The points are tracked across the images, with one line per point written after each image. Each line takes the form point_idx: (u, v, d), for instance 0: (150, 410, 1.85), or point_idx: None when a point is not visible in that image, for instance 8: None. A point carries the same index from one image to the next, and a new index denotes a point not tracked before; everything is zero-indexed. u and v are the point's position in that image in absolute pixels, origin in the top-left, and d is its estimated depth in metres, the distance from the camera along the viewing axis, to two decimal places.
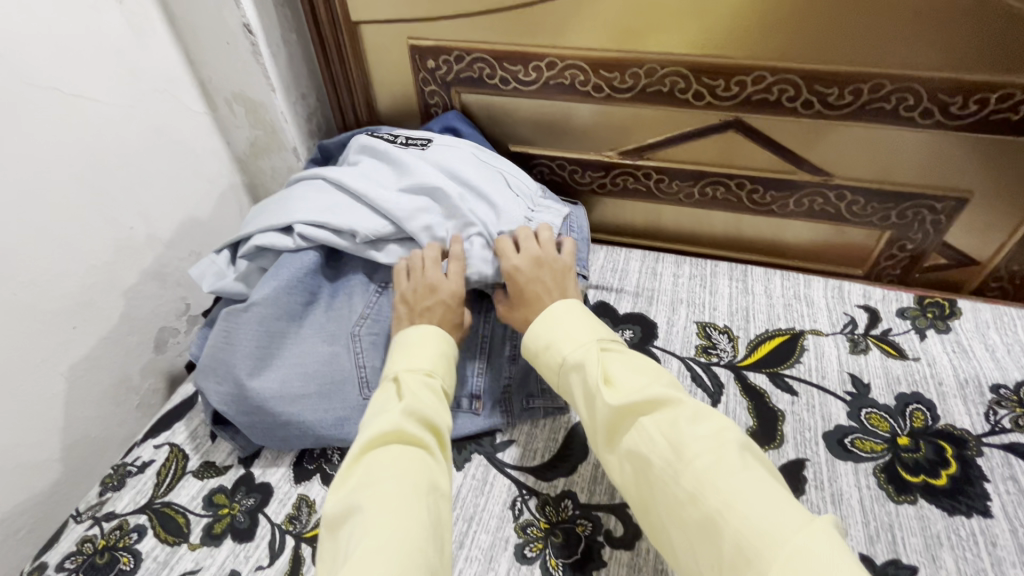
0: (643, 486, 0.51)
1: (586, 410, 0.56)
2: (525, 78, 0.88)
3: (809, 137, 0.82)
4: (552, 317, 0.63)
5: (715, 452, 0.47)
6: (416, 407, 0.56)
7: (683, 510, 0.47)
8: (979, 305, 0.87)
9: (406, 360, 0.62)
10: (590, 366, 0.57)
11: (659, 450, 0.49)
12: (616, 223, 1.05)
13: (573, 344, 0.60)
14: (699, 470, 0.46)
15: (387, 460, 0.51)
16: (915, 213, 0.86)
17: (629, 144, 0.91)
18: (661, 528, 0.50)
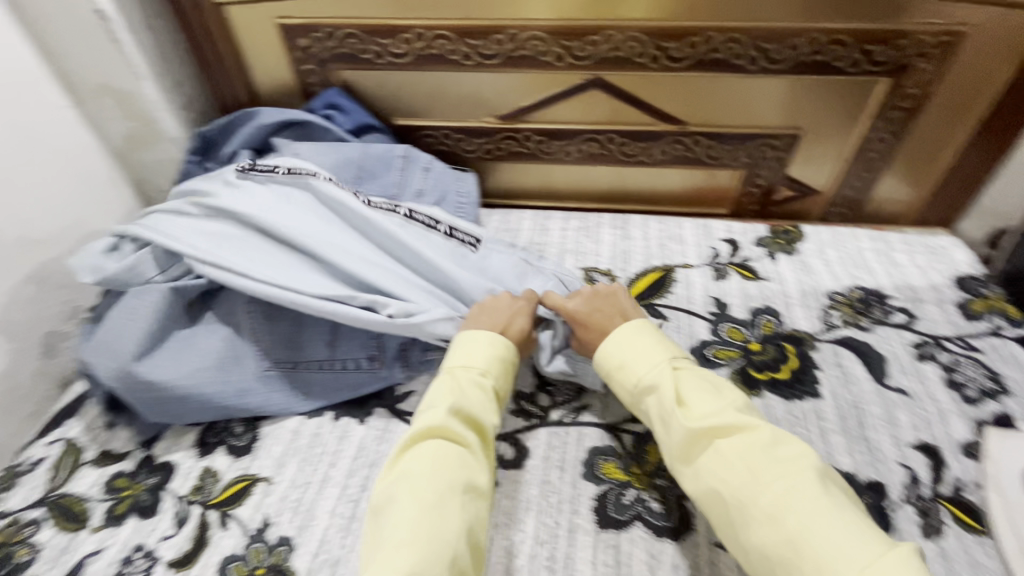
0: (716, 503, 0.55)
1: (665, 430, 0.60)
2: (397, 51, 0.91)
3: (660, 89, 0.90)
4: (626, 337, 0.67)
5: (778, 471, 0.53)
6: (457, 405, 0.61)
7: (756, 528, 0.51)
8: (820, 228, 1.00)
9: (463, 358, 0.67)
10: (664, 387, 0.62)
11: (737, 475, 0.54)
12: (509, 187, 1.11)
13: (659, 367, 0.64)
14: (770, 492, 0.52)
15: (427, 454, 0.57)
16: (760, 151, 0.97)
17: (505, 108, 0.97)
18: (726, 538, 0.54)
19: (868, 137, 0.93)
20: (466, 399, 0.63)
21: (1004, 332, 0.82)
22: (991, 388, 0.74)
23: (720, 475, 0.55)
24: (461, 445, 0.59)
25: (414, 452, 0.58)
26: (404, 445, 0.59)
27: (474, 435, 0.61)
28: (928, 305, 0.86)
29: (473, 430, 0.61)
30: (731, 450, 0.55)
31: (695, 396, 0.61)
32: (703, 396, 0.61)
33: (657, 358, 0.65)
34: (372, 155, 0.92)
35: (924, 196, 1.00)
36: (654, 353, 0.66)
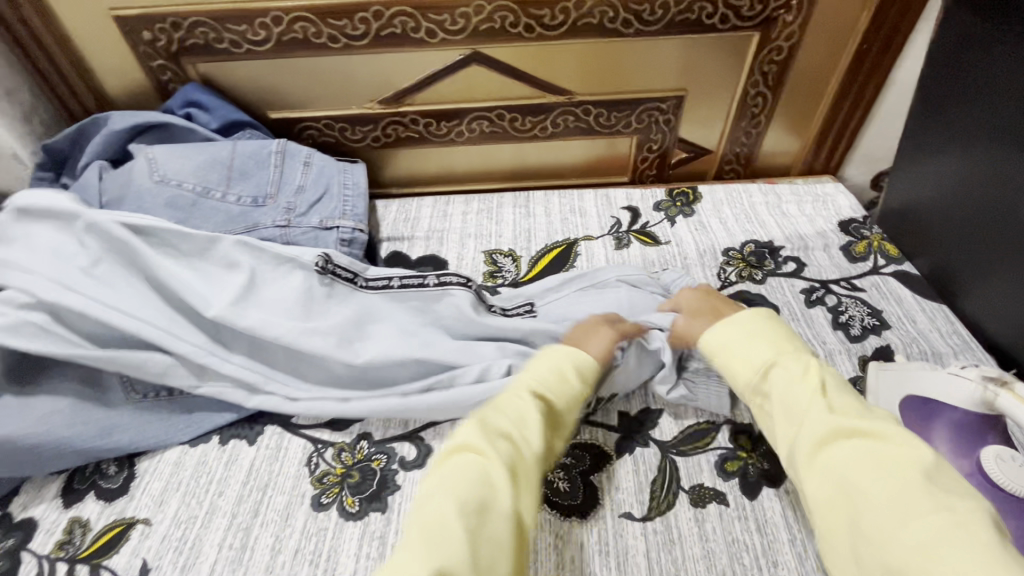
0: (835, 511, 0.47)
1: (788, 427, 0.53)
2: (255, 38, 0.83)
3: (541, 59, 0.88)
4: (754, 331, 0.59)
5: (911, 494, 0.43)
6: (487, 423, 0.54)
7: (886, 552, 0.42)
8: (715, 187, 1.02)
9: (532, 370, 0.60)
10: (793, 378, 0.54)
11: (870, 490, 0.45)
12: (407, 176, 1.06)
13: (521, 387, 0.58)
14: (909, 519, 0.42)
15: (451, 470, 0.50)
16: (649, 116, 0.97)
17: (386, 92, 0.91)
18: (845, 557, 0.45)
19: (749, 93, 0.94)
20: (501, 413, 0.55)
21: (883, 269, 0.86)
22: (872, 324, 0.78)
23: (836, 486, 0.47)
24: (507, 454, 0.52)
25: (444, 470, 0.51)
26: (438, 463, 0.52)
27: (510, 449, 0.52)
28: (816, 252, 0.89)
29: (509, 442, 0.53)
30: (852, 462, 0.47)
31: (529, 431, 0.54)
32: (798, 402, 0.52)
33: (544, 376, 0.60)
34: (243, 152, 0.84)
35: (807, 146, 1.04)
36: (567, 373, 0.60)
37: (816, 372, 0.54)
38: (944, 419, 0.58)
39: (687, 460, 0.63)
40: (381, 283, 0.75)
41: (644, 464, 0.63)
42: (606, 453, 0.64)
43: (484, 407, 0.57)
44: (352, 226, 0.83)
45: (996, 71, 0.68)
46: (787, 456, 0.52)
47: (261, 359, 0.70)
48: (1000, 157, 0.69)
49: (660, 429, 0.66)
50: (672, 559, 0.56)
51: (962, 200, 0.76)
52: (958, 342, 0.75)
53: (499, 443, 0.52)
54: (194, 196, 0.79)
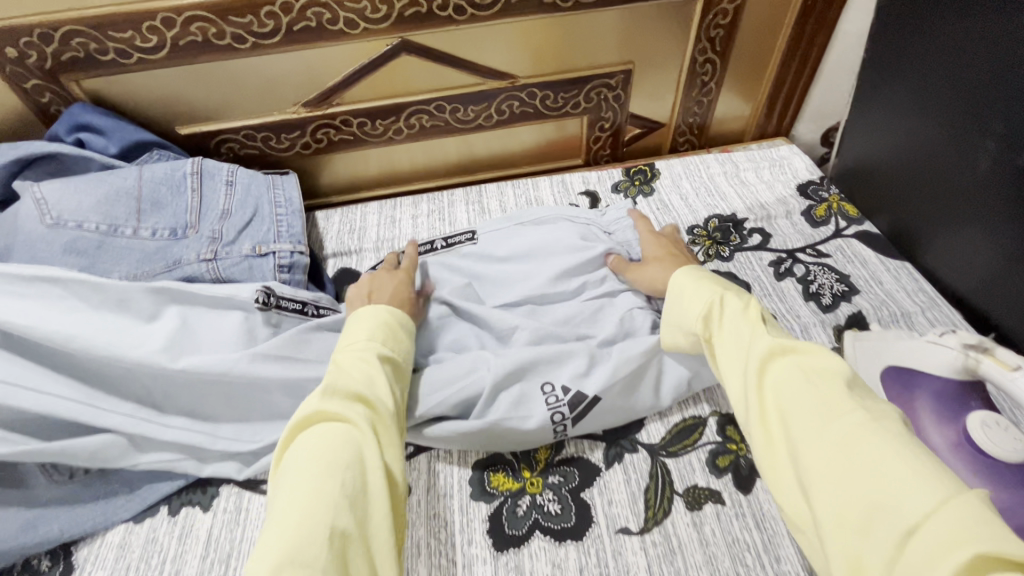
0: (771, 425, 0.43)
1: (726, 359, 0.49)
2: (146, 45, 0.72)
3: (476, 42, 0.80)
4: (685, 279, 0.58)
5: (838, 397, 0.41)
6: (337, 383, 0.49)
7: (817, 454, 0.39)
8: (672, 161, 0.98)
9: (352, 332, 0.57)
10: (730, 305, 0.52)
11: (801, 396, 0.42)
12: (347, 181, 0.97)
13: (364, 349, 0.54)
14: (831, 420, 0.40)
15: (314, 441, 0.44)
16: (598, 94, 0.91)
17: (309, 94, 0.82)
18: (779, 477, 0.42)
19: (697, 60, 0.90)
20: (348, 377, 0.50)
21: (845, 231, 0.85)
22: (841, 290, 0.77)
23: (772, 395, 0.44)
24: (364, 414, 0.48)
25: (296, 447, 0.44)
26: (283, 442, 0.46)
27: (367, 408, 0.49)
28: (779, 220, 0.87)
29: (363, 400, 0.49)
30: (789, 373, 0.44)
31: (383, 390, 0.51)
32: (735, 329, 0.49)
33: (387, 339, 0.57)
34: (152, 179, 0.74)
35: (759, 110, 1.01)
36: (397, 328, 0.59)
37: (755, 308, 0.51)
38: (926, 387, 0.57)
39: (678, 460, 0.61)
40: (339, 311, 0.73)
41: (635, 472, 0.60)
42: (594, 465, 0.61)
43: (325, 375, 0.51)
44: (290, 248, 0.74)
45: (949, 19, 0.65)
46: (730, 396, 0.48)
47: (204, 416, 0.62)
48: (956, 109, 0.67)
49: (647, 431, 0.63)
50: (675, 570, 0.53)
51: (916, 154, 0.75)
52: (925, 299, 0.75)
53: (356, 404, 0.48)
54: (100, 236, 0.69)
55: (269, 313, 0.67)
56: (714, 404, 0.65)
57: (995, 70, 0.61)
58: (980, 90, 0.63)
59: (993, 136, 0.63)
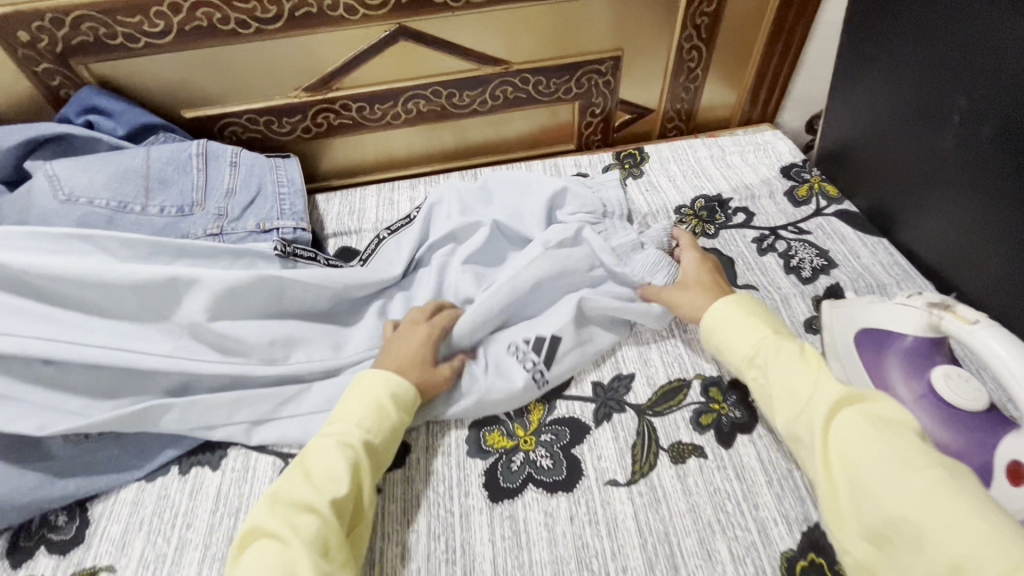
0: (837, 469, 0.48)
1: (784, 400, 0.54)
2: (153, 29, 0.75)
3: (471, 28, 0.84)
4: (738, 312, 0.63)
5: (909, 447, 0.46)
6: (285, 494, 0.52)
7: (886, 501, 0.44)
8: (660, 146, 1.02)
9: (332, 418, 0.59)
10: (790, 349, 0.57)
11: (869, 445, 0.47)
12: (347, 165, 1.00)
13: (326, 446, 0.55)
14: (905, 472, 0.44)
15: (251, 559, 0.47)
16: (589, 79, 0.95)
17: (310, 79, 0.85)
18: (839, 506, 0.47)
19: (684, 47, 0.94)
20: (300, 487, 0.52)
21: (825, 210, 0.89)
22: (821, 264, 0.80)
23: (839, 441, 0.49)
24: (313, 528, 0.49)
25: (241, 563, 0.48)
26: (236, 551, 0.50)
27: (315, 521, 0.50)
28: (763, 200, 0.91)
29: (313, 510, 0.51)
30: (856, 421, 0.49)
31: (334, 493, 0.52)
32: (793, 370, 0.55)
33: (365, 423, 0.57)
34: (159, 159, 0.77)
35: (744, 97, 1.05)
36: (385, 407, 0.59)
37: (811, 353, 0.56)
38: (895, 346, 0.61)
39: (663, 419, 0.64)
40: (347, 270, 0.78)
41: (623, 430, 0.64)
42: (584, 424, 0.64)
43: (286, 475, 0.54)
44: (293, 225, 0.78)
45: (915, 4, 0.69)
46: (792, 432, 0.53)
47: (212, 381, 0.65)
48: (924, 89, 0.71)
49: (634, 392, 0.67)
50: (660, 518, 0.57)
51: (893, 135, 0.79)
52: (899, 272, 0.79)
53: (302, 518, 0.50)
54: (111, 212, 0.72)
55: (286, 260, 0.74)
56: (698, 368, 0.68)
57: (956, 51, 0.65)
58: (944, 70, 0.68)
59: (957, 113, 0.67)
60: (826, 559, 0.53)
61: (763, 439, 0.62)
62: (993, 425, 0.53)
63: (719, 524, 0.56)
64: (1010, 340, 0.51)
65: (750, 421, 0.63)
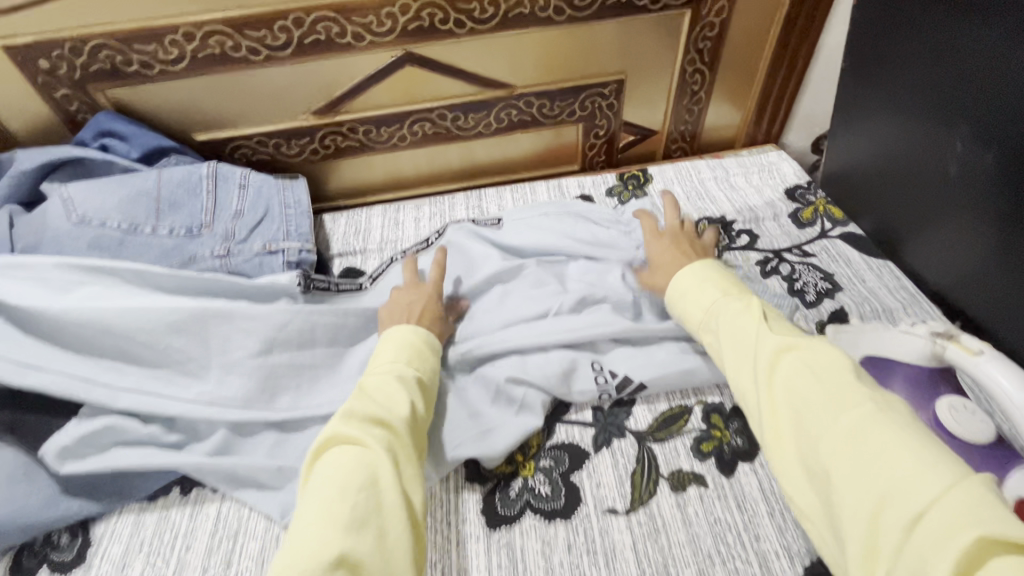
0: (779, 409, 0.49)
1: (733, 357, 0.55)
2: (167, 57, 0.77)
3: (477, 54, 0.85)
4: (698, 279, 0.65)
5: (844, 389, 0.47)
6: (354, 408, 0.56)
7: (824, 444, 0.45)
8: (664, 167, 1.02)
9: (384, 358, 0.63)
10: (743, 307, 0.59)
11: (809, 389, 0.48)
12: (354, 186, 1.02)
13: (382, 374, 0.61)
14: (842, 410, 0.45)
15: (334, 463, 0.51)
16: (592, 102, 0.96)
17: (318, 103, 0.87)
18: (780, 449, 0.48)
19: (687, 71, 0.94)
20: (368, 403, 0.57)
21: (830, 233, 0.88)
22: (825, 288, 0.80)
23: (781, 385, 0.50)
24: (384, 436, 0.54)
25: (320, 466, 0.51)
26: (308, 463, 0.53)
27: (386, 432, 0.55)
28: (767, 222, 0.91)
29: (384, 423, 0.55)
30: (796, 365, 0.50)
31: (398, 410, 0.57)
32: (741, 326, 0.56)
33: (412, 362, 0.63)
34: (170, 181, 0.79)
35: (748, 118, 1.05)
36: (422, 349, 0.65)
37: (757, 307, 0.58)
38: (899, 374, 0.60)
39: (664, 446, 0.64)
40: (353, 289, 0.80)
41: (623, 456, 0.63)
42: (584, 450, 0.64)
43: (350, 398, 0.58)
44: (299, 246, 0.79)
45: (917, 32, 0.70)
46: (738, 382, 0.54)
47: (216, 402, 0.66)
48: (926, 116, 0.71)
49: (635, 418, 0.66)
50: (660, 548, 0.56)
51: (898, 159, 0.79)
52: (906, 296, 0.78)
53: (374, 428, 0.54)
54: (121, 233, 0.73)
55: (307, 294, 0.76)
56: (699, 394, 0.68)
57: (956, 78, 0.65)
58: (944, 97, 0.68)
59: (959, 140, 0.67)
60: None
61: (764, 468, 0.61)
62: (1000, 457, 0.52)
63: (719, 556, 0.55)
64: (1017, 376, 0.51)
65: (751, 449, 0.63)
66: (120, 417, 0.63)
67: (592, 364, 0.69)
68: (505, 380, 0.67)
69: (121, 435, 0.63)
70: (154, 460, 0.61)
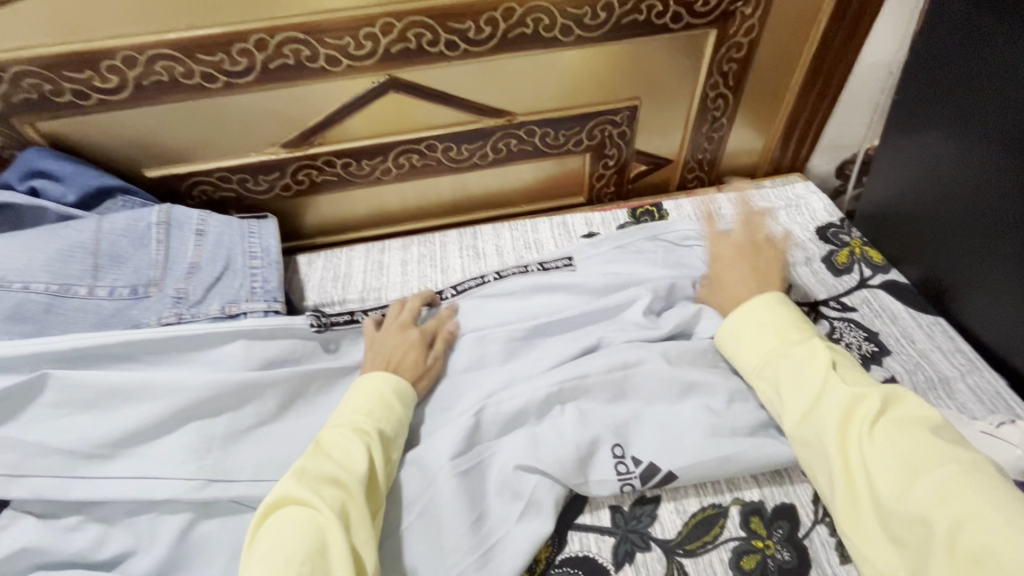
0: (852, 467, 0.46)
1: (795, 408, 0.51)
2: (106, 85, 0.66)
3: (472, 79, 0.74)
4: (757, 316, 0.60)
5: (924, 446, 0.44)
6: (310, 467, 0.50)
7: (905, 502, 0.42)
8: (681, 201, 0.92)
9: (348, 408, 0.57)
10: (807, 351, 0.54)
11: (886, 449, 0.45)
12: (333, 222, 0.90)
13: (343, 427, 0.54)
14: (923, 471, 0.43)
15: (277, 530, 0.45)
16: (602, 131, 0.85)
17: (288, 133, 0.76)
18: (853, 506, 0.46)
19: (709, 95, 0.84)
20: (325, 462, 0.50)
21: (870, 281, 0.78)
22: (871, 350, 0.70)
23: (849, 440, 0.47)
24: (337, 500, 0.48)
25: (263, 534, 0.46)
26: (254, 526, 0.47)
27: (337, 493, 0.48)
28: (799, 268, 0.81)
29: (337, 483, 0.49)
30: (869, 419, 0.47)
31: (356, 468, 0.51)
32: (803, 370, 0.53)
33: (374, 414, 0.56)
34: (112, 231, 0.67)
35: (772, 144, 0.95)
36: (391, 401, 0.58)
37: (822, 350, 0.53)
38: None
39: (696, 561, 0.53)
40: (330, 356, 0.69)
41: (648, 575, 0.53)
42: (602, 565, 0.54)
43: (304, 454, 0.52)
44: (264, 307, 0.68)
45: (1007, 69, 0.59)
46: (798, 432, 0.51)
47: (160, 509, 0.55)
48: (1006, 165, 0.61)
49: (661, 523, 0.56)
50: None
51: (958, 205, 0.69)
52: (963, 362, 0.68)
53: (327, 490, 0.48)
54: (49, 298, 0.62)
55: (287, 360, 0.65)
56: (735, 490, 0.58)
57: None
58: None
59: None
60: None
61: None
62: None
63: None
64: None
65: (801, 566, 0.53)
66: (41, 534, 0.52)
67: (611, 449, 0.58)
68: (513, 470, 0.56)
69: (41, 559, 0.51)
70: None
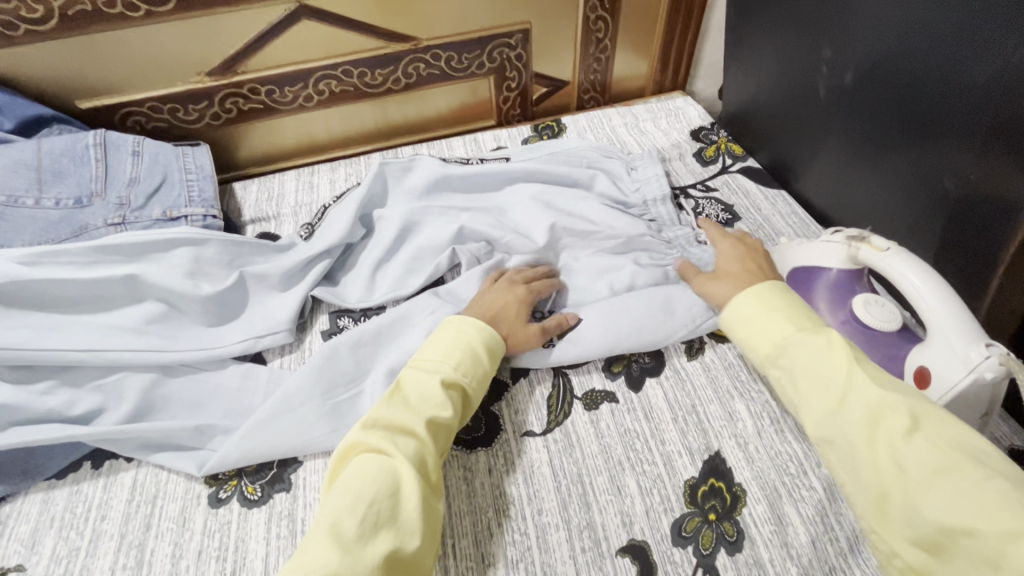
0: (881, 475, 0.43)
1: (812, 400, 0.48)
2: (32, 15, 0.72)
3: (374, 5, 0.84)
4: (757, 296, 0.56)
5: (962, 456, 0.40)
6: (385, 415, 0.52)
7: (942, 513, 0.39)
8: (578, 117, 1.05)
9: (424, 353, 0.59)
10: (823, 341, 0.50)
11: (916, 453, 0.42)
12: (265, 151, 0.98)
13: (427, 373, 0.56)
14: (964, 484, 0.39)
15: (353, 469, 0.48)
16: (500, 53, 0.96)
17: (212, 62, 0.83)
18: (880, 508, 0.43)
19: (590, 18, 0.96)
20: (402, 410, 0.53)
21: (730, 168, 0.93)
22: (725, 218, 0.85)
23: (876, 448, 0.44)
24: (413, 448, 0.50)
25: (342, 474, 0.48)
26: (333, 466, 0.50)
27: (415, 442, 0.51)
28: (674, 161, 0.95)
29: (413, 432, 0.52)
30: (899, 427, 0.43)
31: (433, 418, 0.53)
32: (818, 367, 0.49)
33: (461, 360, 0.58)
34: (52, 150, 0.74)
35: (653, 66, 1.09)
36: (477, 349, 0.60)
37: (838, 344, 0.49)
38: (823, 280, 0.67)
39: (578, 370, 0.67)
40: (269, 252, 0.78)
41: (540, 383, 0.66)
42: (503, 381, 0.67)
43: (385, 397, 0.54)
44: (203, 212, 0.77)
45: None
46: (819, 431, 0.48)
47: (123, 372, 0.64)
48: (802, 47, 0.76)
49: None
50: (574, 461, 0.60)
51: (783, 92, 0.83)
52: (797, 221, 0.84)
53: (402, 438, 0.51)
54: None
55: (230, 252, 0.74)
56: None
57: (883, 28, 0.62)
58: (811, 28, 0.72)
59: (827, 64, 0.72)
60: (725, 482, 0.57)
61: (669, 380, 0.66)
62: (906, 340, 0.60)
63: (628, 461, 0.60)
64: (916, 265, 0.58)
65: (656, 365, 0.67)
66: (13, 394, 0.60)
67: None
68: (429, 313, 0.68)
69: (17, 414, 0.60)
70: (56, 433, 0.59)
